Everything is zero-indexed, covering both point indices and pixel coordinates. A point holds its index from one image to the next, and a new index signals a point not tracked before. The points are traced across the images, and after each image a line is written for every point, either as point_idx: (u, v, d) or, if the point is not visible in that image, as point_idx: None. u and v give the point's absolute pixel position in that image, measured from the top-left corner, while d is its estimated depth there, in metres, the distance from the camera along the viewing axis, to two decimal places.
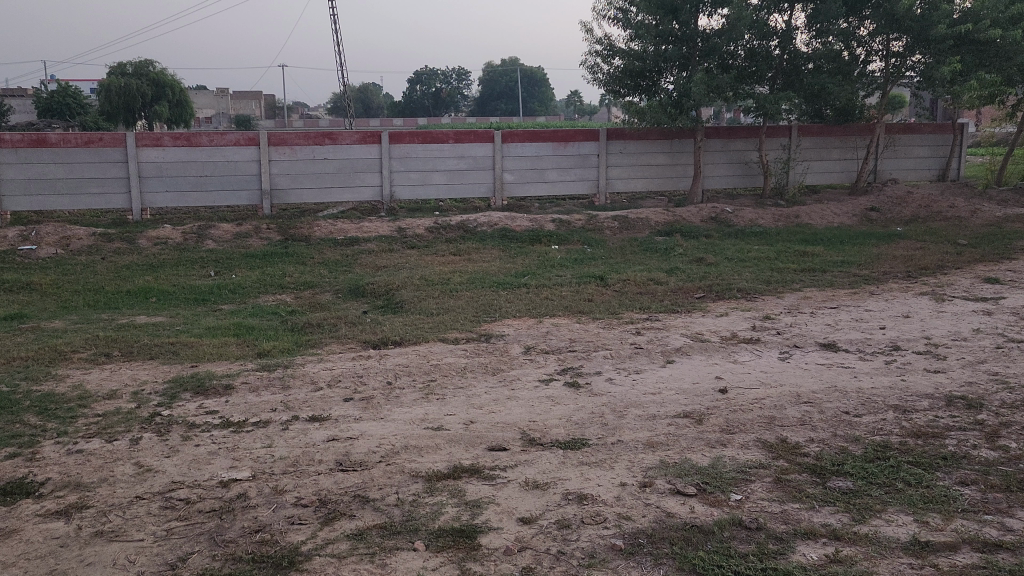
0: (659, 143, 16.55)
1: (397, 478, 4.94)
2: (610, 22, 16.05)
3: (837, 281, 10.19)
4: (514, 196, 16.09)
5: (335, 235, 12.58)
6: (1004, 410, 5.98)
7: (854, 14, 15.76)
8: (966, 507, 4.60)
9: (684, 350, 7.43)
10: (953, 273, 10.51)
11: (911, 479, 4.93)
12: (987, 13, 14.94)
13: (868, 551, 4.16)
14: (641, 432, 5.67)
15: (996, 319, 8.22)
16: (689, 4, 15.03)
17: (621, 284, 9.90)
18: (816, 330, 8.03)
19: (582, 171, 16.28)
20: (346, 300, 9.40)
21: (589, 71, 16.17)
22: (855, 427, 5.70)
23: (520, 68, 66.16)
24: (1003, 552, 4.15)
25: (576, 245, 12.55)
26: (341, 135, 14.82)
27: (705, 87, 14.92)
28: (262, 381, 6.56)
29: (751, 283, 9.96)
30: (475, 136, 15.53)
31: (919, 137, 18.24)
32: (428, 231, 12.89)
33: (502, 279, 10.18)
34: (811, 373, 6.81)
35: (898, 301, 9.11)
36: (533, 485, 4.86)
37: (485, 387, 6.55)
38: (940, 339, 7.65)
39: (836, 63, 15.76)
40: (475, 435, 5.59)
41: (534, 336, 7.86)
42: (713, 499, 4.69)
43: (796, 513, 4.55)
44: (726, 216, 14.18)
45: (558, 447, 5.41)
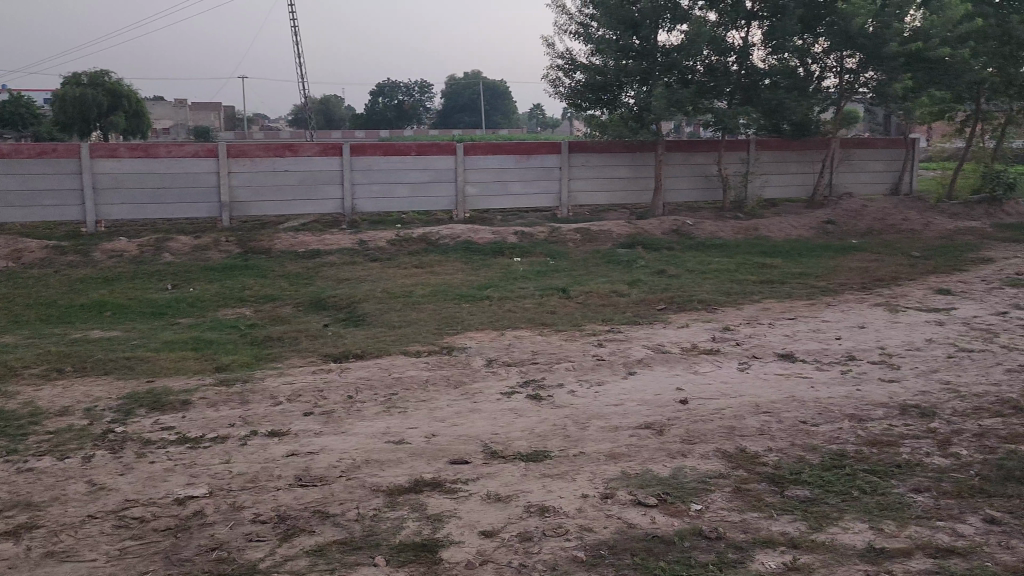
0: (622, 156, 16.72)
1: (358, 493, 4.91)
2: (571, 37, 16.25)
3: (795, 292, 10.36)
4: (478, 208, 16.10)
5: (296, 248, 12.46)
6: (955, 417, 6.12)
7: (809, 31, 16.09)
8: (920, 514, 4.69)
9: (645, 361, 7.49)
10: (907, 284, 10.75)
11: (867, 487, 5.02)
12: (937, 32, 15.44)
13: (825, 559, 4.22)
14: (603, 443, 5.70)
15: (949, 329, 8.43)
16: (649, 19, 15.30)
17: (584, 296, 9.96)
18: (774, 341, 8.14)
19: (545, 184, 16.36)
20: (308, 314, 9.30)
21: (551, 84, 16.29)
22: (813, 437, 5.79)
23: (483, 80, 66.15)
24: (955, 557, 4.23)
25: (539, 257, 12.60)
26: (302, 147, 14.74)
27: (665, 102, 15.10)
28: (221, 396, 6.47)
29: (712, 295, 10.08)
30: (438, 148, 15.55)
31: (873, 151, 18.65)
32: (391, 244, 12.82)
33: (466, 292, 10.16)
34: (770, 384, 6.90)
35: (855, 312, 9.28)
36: (495, 498, 4.85)
37: (448, 400, 6.53)
38: (894, 349, 7.82)
39: (791, 79, 16.20)
40: (438, 449, 5.57)
41: (497, 348, 7.85)
42: (675, 510, 4.73)
43: (756, 522, 4.60)
44: (687, 229, 14.35)
45: (520, 460, 5.41)
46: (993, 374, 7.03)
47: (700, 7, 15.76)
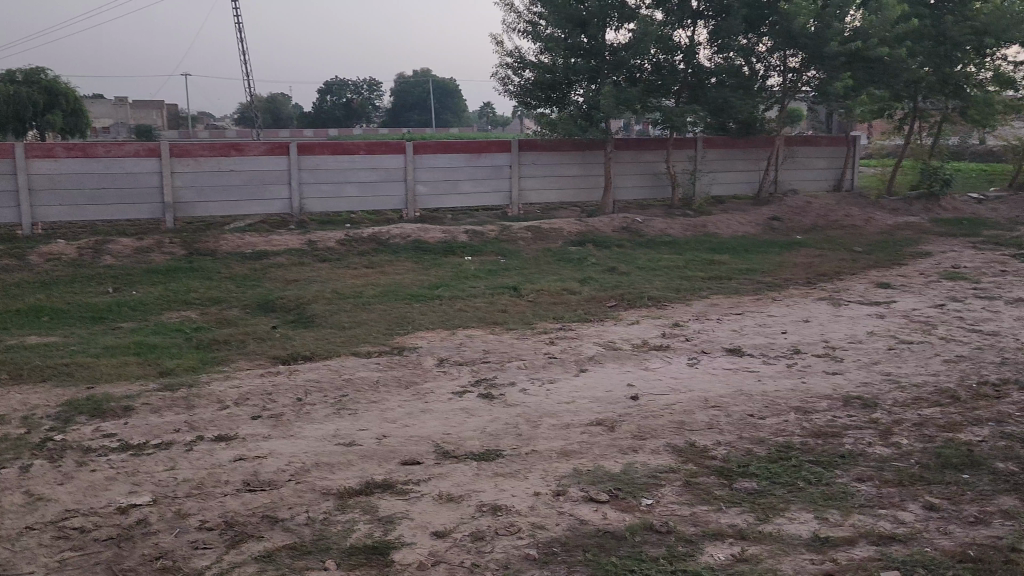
0: (571, 155, 16.81)
1: (308, 496, 4.85)
2: (520, 34, 16.28)
3: (743, 288, 10.53)
4: (428, 208, 16.03)
5: (242, 249, 12.26)
6: (896, 408, 6.30)
7: (752, 31, 16.45)
8: (863, 502, 4.81)
9: (597, 358, 7.54)
10: (849, 279, 11.02)
11: (812, 478, 5.13)
12: (875, 32, 15.79)
13: (773, 549, 4.30)
14: (555, 441, 5.72)
15: (890, 321, 8.66)
16: (596, 18, 15.38)
17: (534, 295, 9.99)
18: (722, 336, 8.27)
19: (495, 182, 16.36)
20: (255, 316, 9.14)
21: (500, 82, 16.29)
22: (760, 430, 5.90)
23: (432, 79, 65.68)
24: (896, 544, 4.34)
25: (490, 256, 12.60)
26: (248, 147, 14.49)
27: (613, 100, 15.20)
28: (165, 401, 6.33)
29: (662, 292, 10.18)
30: (387, 147, 15.44)
31: (817, 149, 19.06)
32: (340, 244, 12.69)
33: (416, 291, 10.10)
34: (719, 378, 7.01)
35: (800, 306, 9.48)
36: (448, 499, 4.83)
37: (399, 400, 6.48)
38: (837, 342, 8.00)
39: (737, 78, 16.44)
40: (389, 450, 5.53)
41: (448, 347, 7.84)
42: (626, 505, 4.77)
43: (705, 515, 4.67)
44: (637, 226, 14.49)
45: (472, 459, 5.41)
46: (931, 365, 7.24)
47: (647, 6, 15.94)
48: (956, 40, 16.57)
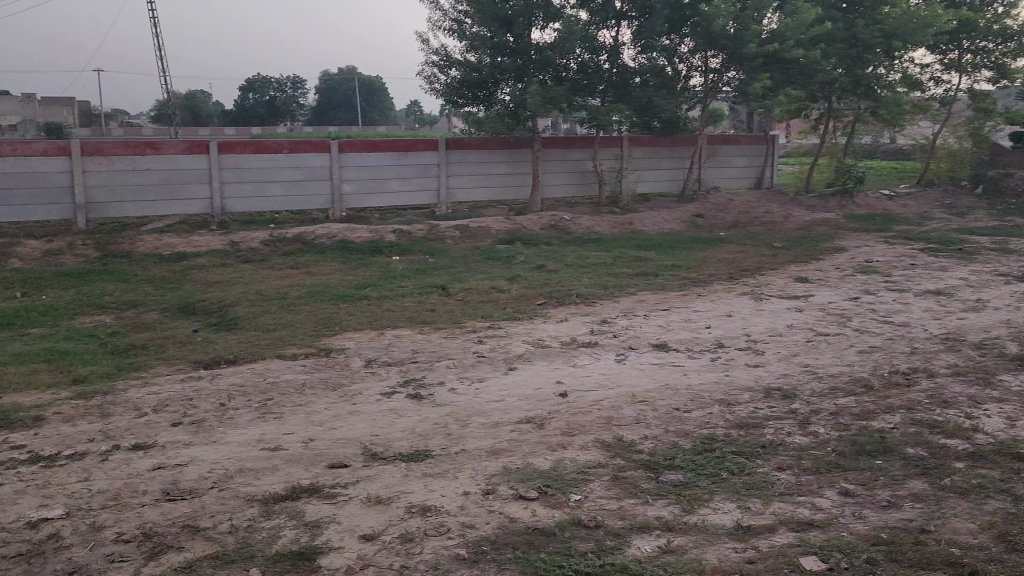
0: (498, 153, 16.85)
1: (231, 504, 4.73)
2: (445, 33, 16.20)
3: (668, 284, 10.72)
4: (354, 207, 15.83)
5: (160, 251, 11.89)
6: (814, 398, 6.51)
7: (675, 31, 16.74)
8: (783, 491, 4.96)
9: (526, 356, 7.57)
10: (769, 274, 11.34)
11: (735, 468, 5.26)
12: (791, 34, 16.23)
13: (697, 540, 4.39)
14: (484, 440, 5.72)
15: (808, 315, 8.95)
16: (522, 17, 15.40)
17: (463, 294, 9.97)
18: (649, 332, 8.41)
19: (422, 181, 16.26)
20: (175, 319, 8.88)
21: (426, 81, 16.18)
22: (686, 423, 6.02)
23: (358, 76, 64.78)
24: (814, 529, 4.49)
25: (418, 255, 12.52)
26: (165, 145, 14.06)
27: (540, 99, 15.27)
28: (78, 410, 6.09)
29: (590, 289, 10.28)
30: (311, 145, 15.19)
31: (737, 148, 19.55)
32: (264, 245, 12.42)
33: (343, 292, 9.96)
34: (646, 373, 7.13)
35: (723, 301, 9.70)
36: (376, 501, 4.79)
37: (326, 403, 6.39)
38: (758, 336, 8.22)
39: (660, 78, 16.73)
40: (316, 453, 5.45)
41: (376, 348, 7.75)
42: (555, 501, 4.80)
43: (632, 508, 4.74)
44: (565, 224, 14.60)
45: (401, 460, 5.36)
46: (847, 356, 7.51)
47: (572, 6, 16.07)
48: (867, 42, 17.25)
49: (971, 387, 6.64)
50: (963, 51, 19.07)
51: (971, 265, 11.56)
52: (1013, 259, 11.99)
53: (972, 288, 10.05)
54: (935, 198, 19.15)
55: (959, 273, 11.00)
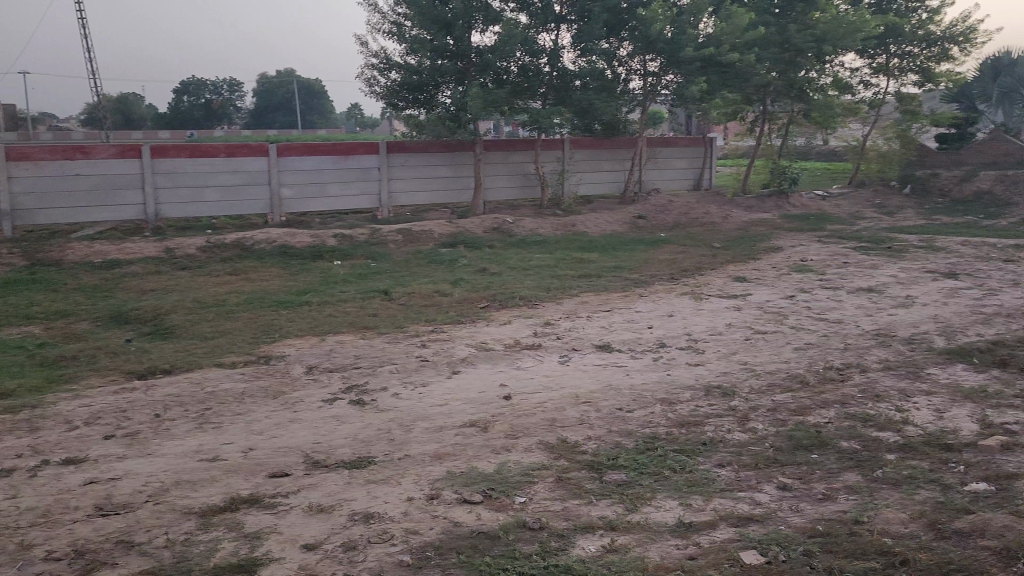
0: (440, 156, 16.80)
1: (166, 518, 4.61)
2: (385, 35, 16.06)
3: (610, 285, 10.83)
4: (294, 211, 15.61)
5: (92, 259, 11.54)
6: (752, 395, 6.65)
7: (614, 35, 16.91)
8: (723, 487, 5.05)
9: (469, 360, 7.56)
10: (709, 273, 11.54)
11: (677, 466, 5.34)
12: (726, 38, 16.75)
13: (640, 538, 4.44)
14: (428, 445, 5.69)
15: (746, 313, 9.13)
16: (461, 20, 15.37)
17: (406, 298, 9.91)
18: (592, 333, 8.47)
19: (363, 185, 16.12)
20: (108, 329, 8.63)
21: (366, 83, 16.03)
22: (628, 423, 6.08)
23: (296, 79, 63.74)
24: (753, 524, 4.58)
25: (360, 260, 12.40)
26: (95, 149, 13.63)
27: (481, 102, 15.27)
28: (4, 426, 5.86)
29: (534, 291, 10.32)
30: (249, 149, 14.93)
31: (677, 150, 19.86)
32: (201, 251, 12.15)
33: (284, 298, 9.80)
34: (589, 374, 7.18)
35: (664, 302, 9.83)
36: (318, 509, 4.72)
37: (266, 411, 6.27)
38: (698, 335, 8.35)
39: (600, 80, 16.89)
40: (256, 463, 5.35)
41: (318, 355, 7.65)
42: (499, 504, 4.80)
43: (577, 509, 4.77)
44: (508, 227, 14.63)
45: (343, 468, 5.30)
46: (784, 353, 7.69)
47: (511, 9, 16.10)
48: (799, 47, 17.66)
49: (901, 380, 6.87)
50: (890, 55, 19.68)
51: (901, 262, 11.94)
52: (940, 256, 12.42)
53: (902, 285, 10.38)
54: (866, 198, 19.71)
55: (890, 270, 11.35)
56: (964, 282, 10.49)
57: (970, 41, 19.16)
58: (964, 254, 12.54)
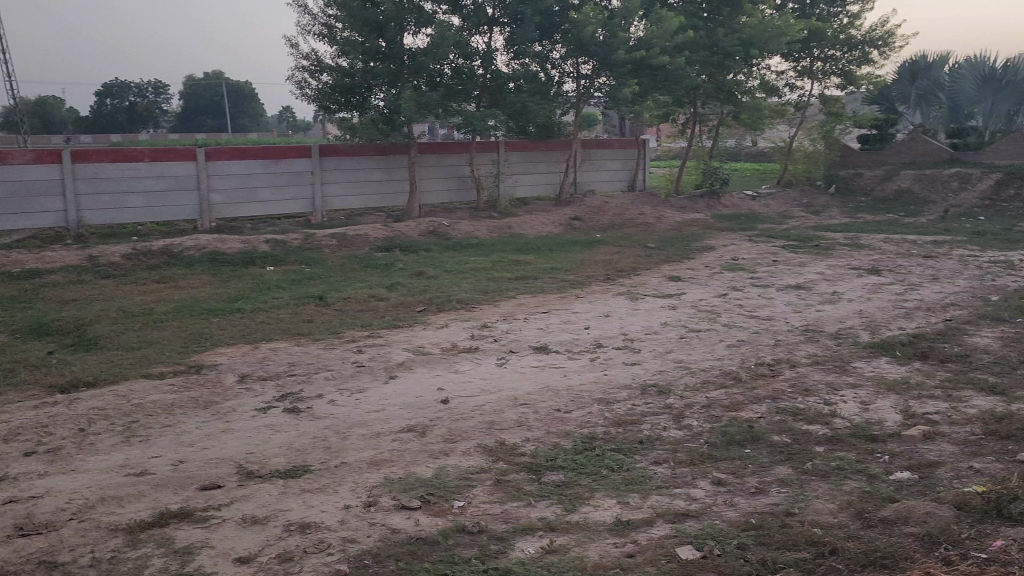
0: (374, 159, 16.65)
1: (92, 535, 4.44)
2: (315, 37, 15.83)
3: (547, 286, 10.88)
4: (225, 217, 15.28)
5: (10, 268, 11.08)
6: (687, 392, 6.75)
7: (547, 37, 17.00)
8: (660, 484, 5.11)
9: (407, 364, 7.50)
10: (644, 273, 11.69)
11: (614, 465, 5.39)
12: (657, 41, 17.05)
13: (579, 538, 4.46)
14: (365, 451, 5.62)
15: (681, 312, 9.28)
16: (393, 22, 15.25)
17: (341, 303, 9.79)
18: (529, 334, 8.49)
19: (296, 189, 15.87)
20: (28, 341, 8.29)
21: (297, 86, 15.78)
22: (566, 423, 6.11)
23: (225, 81, 62.20)
24: (689, 520, 4.64)
25: (294, 265, 12.19)
26: (12, 155, 13.04)
27: (415, 105, 15.18)
28: None
29: (470, 294, 10.30)
30: (175, 154, 14.55)
31: (611, 152, 20.07)
32: (126, 258, 11.78)
33: (215, 305, 9.57)
34: (526, 376, 7.20)
35: (601, 302, 9.93)
36: (252, 521, 4.61)
37: (196, 422, 6.10)
38: (634, 334, 8.46)
39: (534, 83, 16.95)
40: (186, 475, 5.20)
41: (250, 362, 7.50)
42: (438, 509, 4.77)
43: (515, 511, 4.77)
44: (444, 230, 14.57)
45: (277, 478, 5.19)
46: (717, 350, 7.85)
47: (444, 12, 16.04)
48: (727, 50, 18.06)
49: (829, 374, 7.08)
50: (814, 59, 20.23)
51: (828, 260, 12.29)
52: (864, 253, 12.83)
53: (829, 282, 10.70)
54: (793, 198, 20.23)
55: (818, 268, 11.68)
56: (887, 278, 10.86)
57: (888, 45, 19.86)
58: (886, 251, 12.98)
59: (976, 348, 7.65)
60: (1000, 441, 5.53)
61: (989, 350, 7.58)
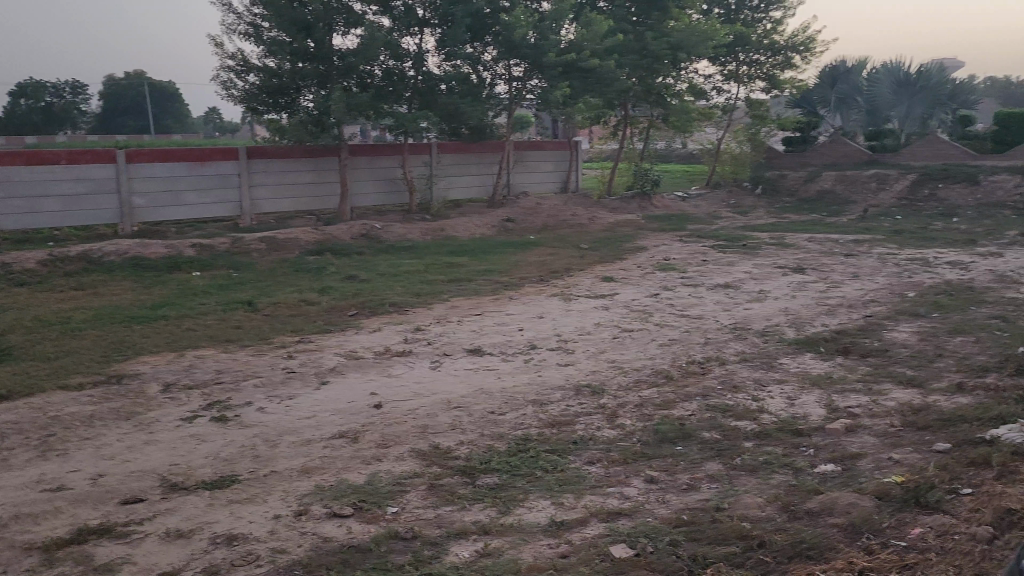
0: (303, 162, 16.40)
1: (4, 555, 4.24)
2: (241, 37, 15.49)
3: (481, 288, 10.86)
4: (148, 221, 14.82)
5: None
6: (620, 392, 6.82)
7: (478, 39, 16.99)
8: (594, 483, 5.14)
9: (338, 369, 7.38)
10: (577, 274, 11.76)
11: (548, 466, 5.40)
12: (587, 45, 17.21)
13: (513, 540, 4.44)
14: (295, 459, 5.51)
15: (613, 312, 9.38)
16: (322, 22, 15.04)
17: (270, 308, 9.59)
18: (463, 337, 8.45)
19: (222, 192, 15.51)
20: None
21: (222, 86, 15.41)
22: (500, 425, 6.10)
23: (147, 80, 60.18)
24: (623, 518, 4.68)
25: (221, 270, 11.90)
26: None
27: (344, 106, 14.98)
28: None
29: (404, 297, 10.21)
30: (93, 156, 14.03)
31: (544, 153, 20.18)
32: (42, 265, 11.31)
33: (137, 312, 9.26)
34: (460, 379, 7.16)
35: (534, 303, 9.97)
36: (176, 535, 4.47)
37: (117, 434, 5.89)
38: (568, 335, 8.51)
39: (466, 85, 16.91)
40: (106, 490, 5.01)
41: (174, 371, 7.28)
42: (371, 516, 4.69)
43: (449, 515, 4.73)
44: (376, 233, 14.42)
45: (204, 489, 5.04)
46: (649, 349, 7.95)
47: (374, 13, 15.90)
48: (656, 54, 18.41)
49: (757, 371, 7.24)
50: (739, 63, 20.73)
51: (756, 258, 12.61)
52: (790, 252, 13.17)
53: (756, 280, 10.96)
54: (721, 199, 20.71)
55: (746, 267, 11.94)
56: (812, 276, 11.17)
57: (809, 51, 20.51)
58: (810, 249, 13.36)
59: (894, 343, 7.94)
60: (918, 432, 5.74)
61: (907, 345, 7.87)
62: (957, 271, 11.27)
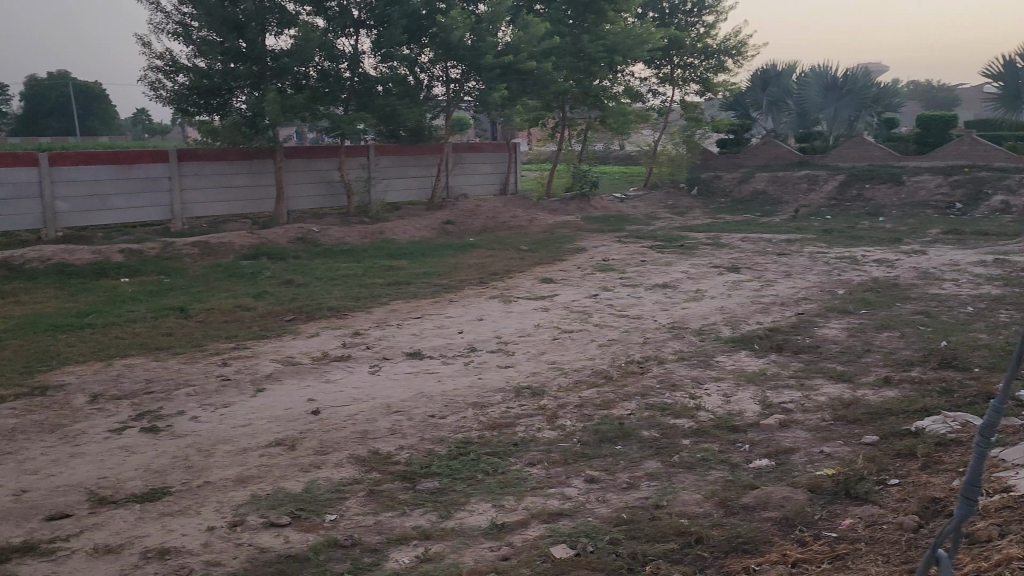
0: (237, 164, 16.08)
1: None
2: (169, 36, 15.10)
3: (420, 291, 10.80)
4: (73, 226, 14.29)
5: None
6: (560, 392, 6.85)
7: (415, 41, 16.81)
8: (534, 485, 5.15)
9: (275, 376, 7.25)
10: (517, 276, 11.79)
11: (489, 468, 5.39)
12: (524, 47, 17.30)
13: (454, 544, 4.41)
14: (230, 469, 5.38)
15: (553, 313, 9.42)
16: (254, 22, 14.76)
17: (204, 314, 9.36)
18: (403, 340, 8.38)
19: (152, 196, 15.09)
20: None
21: (150, 87, 14.99)
22: (440, 429, 6.06)
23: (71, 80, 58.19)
24: (563, 519, 4.69)
25: (152, 276, 11.57)
26: None
27: (278, 107, 14.71)
28: None
29: (342, 301, 10.09)
30: (13, 159, 13.48)
31: (482, 155, 20.19)
32: None
33: (63, 321, 8.94)
34: (400, 383, 7.10)
35: (473, 305, 9.95)
36: (104, 550, 4.32)
37: (40, 448, 5.66)
38: (508, 337, 8.52)
39: (403, 87, 16.72)
40: (30, 506, 4.81)
41: (103, 381, 7.04)
42: (308, 525, 4.61)
43: (389, 521, 4.68)
44: (314, 236, 14.22)
45: (133, 502, 4.88)
46: (589, 350, 8.00)
47: (307, 13, 15.68)
48: (593, 56, 18.86)
49: (694, 369, 7.36)
50: (674, 67, 21.07)
51: (692, 258, 12.83)
52: (725, 252, 13.43)
53: (692, 280, 11.14)
54: (658, 199, 21.03)
55: (683, 267, 12.13)
56: (746, 275, 11.41)
57: (741, 55, 21.03)
58: (744, 249, 13.65)
59: (825, 339, 8.16)
60: (847, 426, 5.91)
61: (836, 341, 8.10)
62: (883, 269, 11.65)
